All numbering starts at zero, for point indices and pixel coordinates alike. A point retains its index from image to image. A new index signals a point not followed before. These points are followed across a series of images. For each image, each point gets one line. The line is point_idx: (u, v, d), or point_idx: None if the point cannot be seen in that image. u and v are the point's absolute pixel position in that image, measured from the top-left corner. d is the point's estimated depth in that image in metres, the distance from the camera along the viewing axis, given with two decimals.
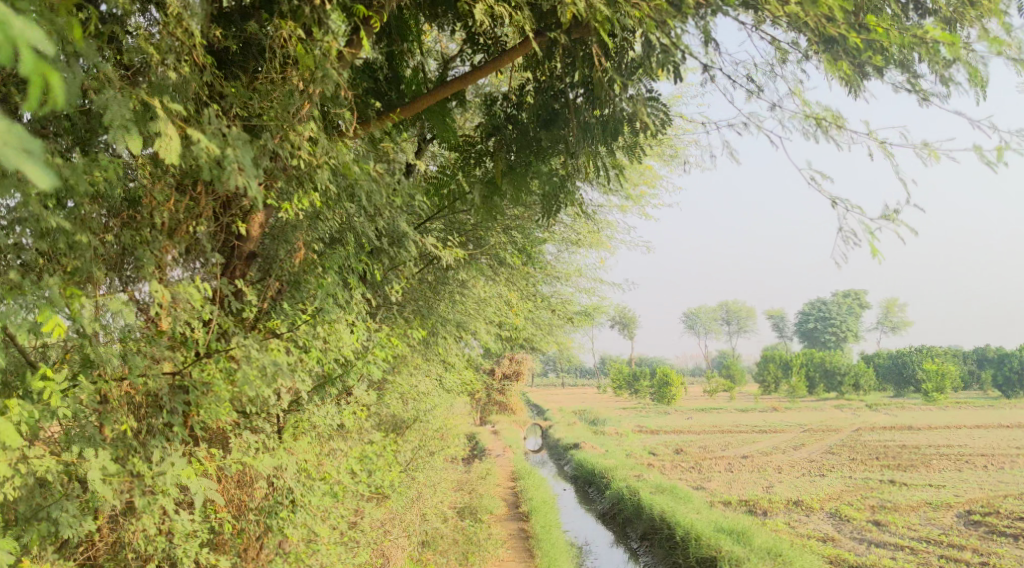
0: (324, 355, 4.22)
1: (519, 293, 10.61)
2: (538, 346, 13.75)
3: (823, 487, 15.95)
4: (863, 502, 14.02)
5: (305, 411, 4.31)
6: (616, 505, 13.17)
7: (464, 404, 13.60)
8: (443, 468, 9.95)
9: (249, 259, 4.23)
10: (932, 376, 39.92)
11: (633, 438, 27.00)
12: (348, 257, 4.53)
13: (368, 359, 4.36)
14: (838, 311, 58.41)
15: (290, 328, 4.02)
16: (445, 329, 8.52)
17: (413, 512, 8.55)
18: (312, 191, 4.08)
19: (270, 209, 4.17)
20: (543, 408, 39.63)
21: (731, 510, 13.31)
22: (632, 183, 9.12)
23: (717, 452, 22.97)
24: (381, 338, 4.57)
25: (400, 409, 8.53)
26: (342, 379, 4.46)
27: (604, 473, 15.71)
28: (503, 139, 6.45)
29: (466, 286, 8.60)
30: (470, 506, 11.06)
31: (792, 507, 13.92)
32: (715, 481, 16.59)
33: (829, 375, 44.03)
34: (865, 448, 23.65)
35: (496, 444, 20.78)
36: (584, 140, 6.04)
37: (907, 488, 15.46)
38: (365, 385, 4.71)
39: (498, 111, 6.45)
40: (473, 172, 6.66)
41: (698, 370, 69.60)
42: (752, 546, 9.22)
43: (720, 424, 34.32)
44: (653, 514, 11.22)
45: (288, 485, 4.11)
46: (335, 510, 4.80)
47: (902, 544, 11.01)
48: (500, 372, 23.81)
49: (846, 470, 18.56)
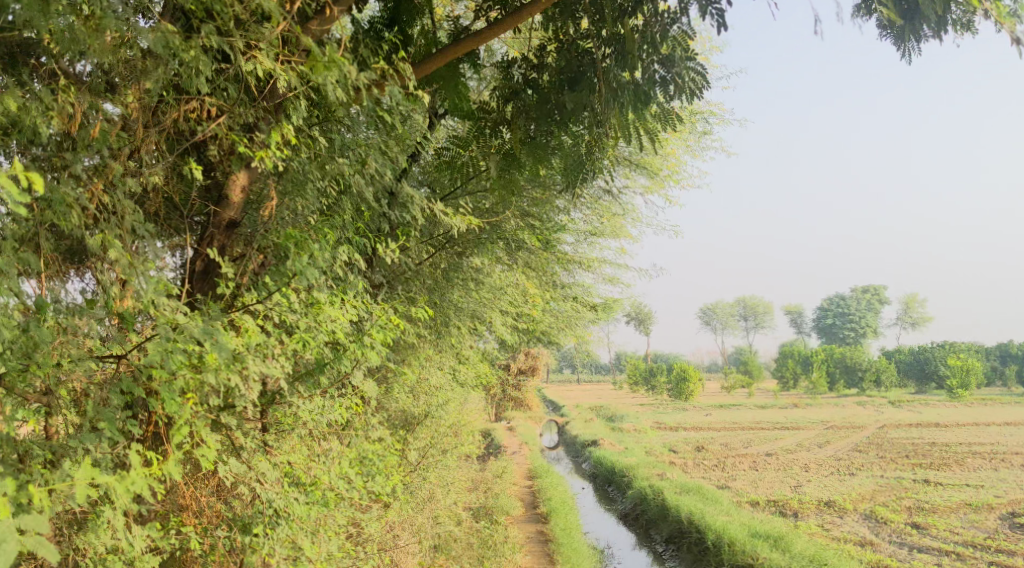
0: (312, 337, 3.66)
1: (536, 282, 10.02)
2: (556, 339, 13.18)
3: (855, 486, 15.29)
4: (899, 503, 13.36)
5: (289, 404, 3.94)
6: (639, 506, 12.57)
7: (479, 399, 13.01)
8: (457, 467, 9.37)
9: (230, 230, 3.67)
10: (957, 372, 39.04)
11: (653, 435, 26.38)
12: (346, 226, 3.99)
13: (364, 341, 3.82)
14: (858, 307, 57.51)
15: (264, 299, 3.47)
16: (457, 318, 7.98)
17: (424, 514, 8.02)
18: (286, 128, 3.46)
19: (251, 168, 3.63)
20: (559, 404, 38.99)
21: (760, 511, 12.67)
22: (658, 162, 8.53)
23: (739, 450, 22.29)
24: (381, 319, 4.02)
25: (410, 403, 7.95)
26: (334, 367, 3.91)
27: (625, 472, 15.09)
28: (520, 104, 5.80)
29: (480, 273, 8.05)
30: (486, 507, 10.51)
31: (824, 508, 13.26)
32: (740, 480, 15.96)
33: (851, 371, 43.21)
34: (894, 446, 22.95)
35: (512, 441, 20.21)
36: (609, 106, 5.46)
37: (942, 488, 14.77)
38: (363, 372, 4.15)
39: (515, 74, 5.82)
40: (487, 144, 5.95)
41: (715, 367, 68.89)
42: (790, 552, 8.59)
43: (740, 421, 33.57)
44: (680, 516, 10.60)
45: (269, 493, 3.59)
46: (330, 519, 4.24)
47: (947, 549, 10.36)
48: (516, 367, 23.22)
49: (876, 468, 17.88)
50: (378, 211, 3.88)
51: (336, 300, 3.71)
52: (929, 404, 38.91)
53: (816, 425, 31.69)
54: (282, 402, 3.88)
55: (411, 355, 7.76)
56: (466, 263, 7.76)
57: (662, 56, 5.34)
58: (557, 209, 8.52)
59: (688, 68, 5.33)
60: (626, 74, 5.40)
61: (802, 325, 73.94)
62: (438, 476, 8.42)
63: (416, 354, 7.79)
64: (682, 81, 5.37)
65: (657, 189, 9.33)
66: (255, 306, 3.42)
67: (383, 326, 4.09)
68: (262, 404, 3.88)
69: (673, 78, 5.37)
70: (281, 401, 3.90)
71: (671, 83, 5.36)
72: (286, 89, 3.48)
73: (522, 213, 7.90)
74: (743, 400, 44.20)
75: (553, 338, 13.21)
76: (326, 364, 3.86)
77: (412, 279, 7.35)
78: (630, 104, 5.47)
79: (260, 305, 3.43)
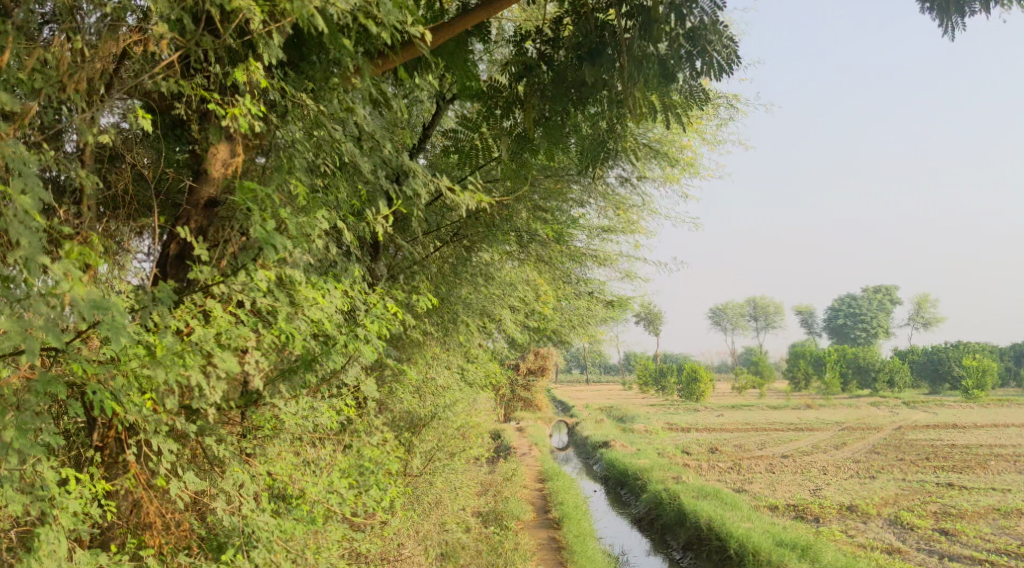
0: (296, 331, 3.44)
1: (549, 278, 9.63)
2: (567, 338, 12.80)
3: (877, 489, 14.82)
4: (924, 508, 12.90)
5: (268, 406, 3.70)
6: (654, 511, 12.16)
7: (488, 400, 12.62)
8: (466, 470, 9.00)
9: (208, 209, 3.41)
10: (973, 372, 38.36)
11: (664, 436, 25.96)
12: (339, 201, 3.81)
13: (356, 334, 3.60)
14: (871, 307, 56.88)
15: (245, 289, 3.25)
16: (467, 315, 7.60)
17: (431, 521, 7.68)
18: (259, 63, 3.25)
19: (232, 139, 3.40)
20: (569, 405, 38.52)
21: (779, 516, 12.24)
22: (676, 149, 8.14)
23: (754, 452, 21.76)
24: (375, 307, 3.80)
25: (417, 404, 7.59)
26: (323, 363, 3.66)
27: (638, 475, 14.67)
28: (535, 82, 5.32)
29: (490, 268, 7.68)
30: (496, 512, 10.14)
31: (846, 512, 12.80)
32: (757, 483, 15.50)
33: (863, 371, 42.66)
34: (912, 447, 22.46)
35: (522, 442, 19.81)
36: (630, 83, 5.02)
37: (968, 493, 14.25)
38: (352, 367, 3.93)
39: (530, 48, 5.32)
40: (499, 124, 5.54)
41: (725, 367, 68.33)
42: (817, 563, 8.15)
43: (752, 422, 33.02)
44: (698, 522, 10.18)
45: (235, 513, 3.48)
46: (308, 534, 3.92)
47: (979, 558, 9.90)
48: (526, 367, 22.76)
49: (897, 471, 17.36)
50: (372, 189, 3.57)
51: (320, 284, 3.47)
52: (945, 405, 38.23)
53: (831, 426, 31.11)
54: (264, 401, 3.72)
55: (416, 354, 7.45)
56: (476, 258, 7.38)
57: (688, 28, 4.91)
58: (569, 199, 8.16)
59: (717, 42, 4.90)
60: (652, 47, 4.95)
61: (814, 326, 73.15)
62: (447, 481, 8.07)
63: (421, 354, 7.47)
64: (710, 57, 4.95)
65: (676, 180, 8.90)
66: (228, 289, 3.16)
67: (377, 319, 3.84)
68: (242, 404, 3.75)
69: (701, 54, 4.95)
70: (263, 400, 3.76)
71: (700, 59, 4.95)
72: (258, 27, 3.22)
73: (533, 204, 7.56)
74: (756, 400, 43.60)
75: (565, 337, 12.82)
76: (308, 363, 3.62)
77: (419, 273, 6.97)
78: (655, 80, 5.04)
79: (229, 289, 3.17)
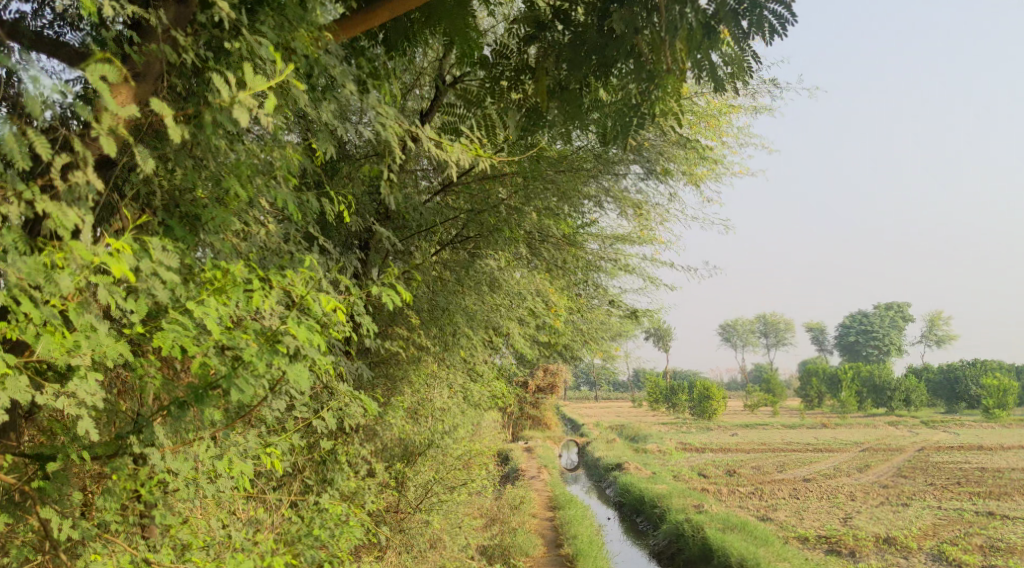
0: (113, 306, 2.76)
1: (562, 290, 8.76)
2: (578, 353, 11.91)
3: (911, 519, 13.80)
4: (967, 541, 11.90)
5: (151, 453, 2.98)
6: (675, 543, 11.20)
7: (495, 421, 11.70)
8: (470, 503, 8.15)
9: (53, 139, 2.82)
10: (993, 392, 37.14)
11: (679, 456, 24.92)
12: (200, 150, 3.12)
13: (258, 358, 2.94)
14: (884, 324, 55.75)
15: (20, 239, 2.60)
16: (470, 328, 6.71)
17: (427, 562, 6.83)
18: None
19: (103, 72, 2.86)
20: (579, 424, 37.47)
21: (811, 550, 11.27)
22: (700, 143, 7.25)
23: (774, 475, 20.73)
24: (307, 323, 3.11)
25: (410, 430, 6.75)
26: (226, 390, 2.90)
27: (654, 502, 13.70)
28: (549, 45, 4.40)
29: (497, 274, 6.81)
30: (503, 547, 9.26)
31: (883, 546, 11.83)
32: (781, 511, 14.48)
33: (879, 390, 41.50)
34: (940, 471, 21.38)
35: (531, 464, 18.85)
36: (665, 39, 4.04)
37: (1012, 524, 13.18)
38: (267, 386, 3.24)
39: (544, 3, 4.41)
40: (505, 97, 4.64)
41: (736, 384, 67.20)
42: None
43: (769, 442, 31.92)
44: (727, 561, 9.23)
45: None
46: None
47: None
48: (535, 385, 21.85)
49: (930, 498, 16.26)
50: (269, 102, 2.79)
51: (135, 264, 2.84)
52: (966, 425, 37.00)
53: (851, 447, 29.99)
54: (136, 450, 3.01)
55: (409, 374, 6.59)
56: (480, 265, 6.61)
57: None
58: (586, 198, 7.28)
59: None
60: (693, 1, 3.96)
61: (825, 343, 71.96)
62: (445, 516, 7.22)
63: (414, 374, 6.64)
64: (759, 20, 3.92)
65: (703, 178, 8.00)
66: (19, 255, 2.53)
67: (309, 329, 3.12)
68: (105, 454, 3.08)
69: (750, 10, 3.94)
70: (129, 449, 3.07)
71: (751, 16, 3.93)
72: None
73: (545, 200, 6.68)
74: (771, 419, 42.42)
75: (577, 353, 11.89)
76: (196, 394, 2.93)
77: (417, 280, 6.17)
78: (698, 37, 4.05)
79: (11, 266, 2.52)
